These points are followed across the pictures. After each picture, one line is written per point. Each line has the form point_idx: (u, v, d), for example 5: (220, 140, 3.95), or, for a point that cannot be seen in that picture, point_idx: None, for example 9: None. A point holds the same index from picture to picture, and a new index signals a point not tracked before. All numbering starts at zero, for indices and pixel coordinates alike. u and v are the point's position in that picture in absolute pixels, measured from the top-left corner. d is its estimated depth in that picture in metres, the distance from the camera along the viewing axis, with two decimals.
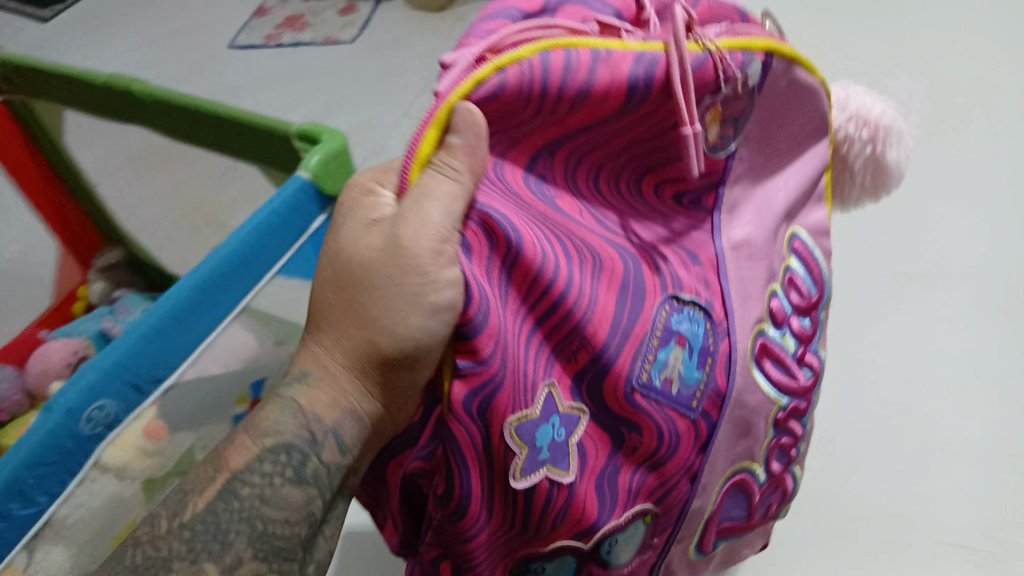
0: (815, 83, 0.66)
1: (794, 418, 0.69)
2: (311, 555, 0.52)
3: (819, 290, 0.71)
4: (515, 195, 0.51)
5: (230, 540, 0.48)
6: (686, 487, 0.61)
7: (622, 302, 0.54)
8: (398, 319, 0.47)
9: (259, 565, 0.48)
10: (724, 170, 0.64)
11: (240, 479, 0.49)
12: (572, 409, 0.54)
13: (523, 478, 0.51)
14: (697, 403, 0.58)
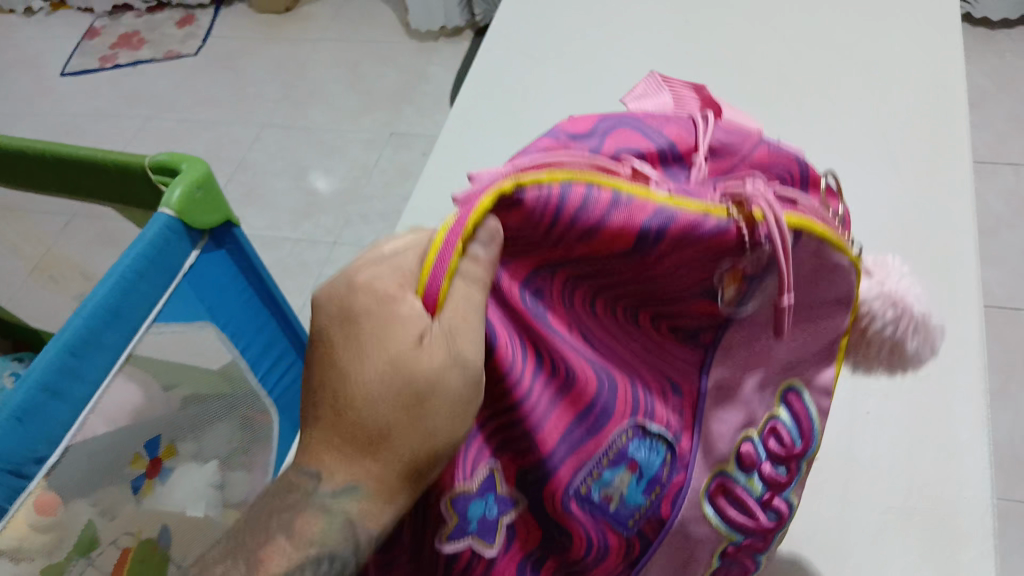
0: (855, 288, 0.40)
1: (745, 537, 0.42)
2: None
3: (807, 441, 0.43)
4: (531, 321, 0.35)
5: None
6: (612, 567, 0.40)
7: (584, 427, 0.36)
8: (400, 392, 0.30)
9: None
10: (732, 327, 0.40)
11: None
12: (510, 495, 0.37)
13: (451, 546, 0.36)
14: (635, 523, 0.39)
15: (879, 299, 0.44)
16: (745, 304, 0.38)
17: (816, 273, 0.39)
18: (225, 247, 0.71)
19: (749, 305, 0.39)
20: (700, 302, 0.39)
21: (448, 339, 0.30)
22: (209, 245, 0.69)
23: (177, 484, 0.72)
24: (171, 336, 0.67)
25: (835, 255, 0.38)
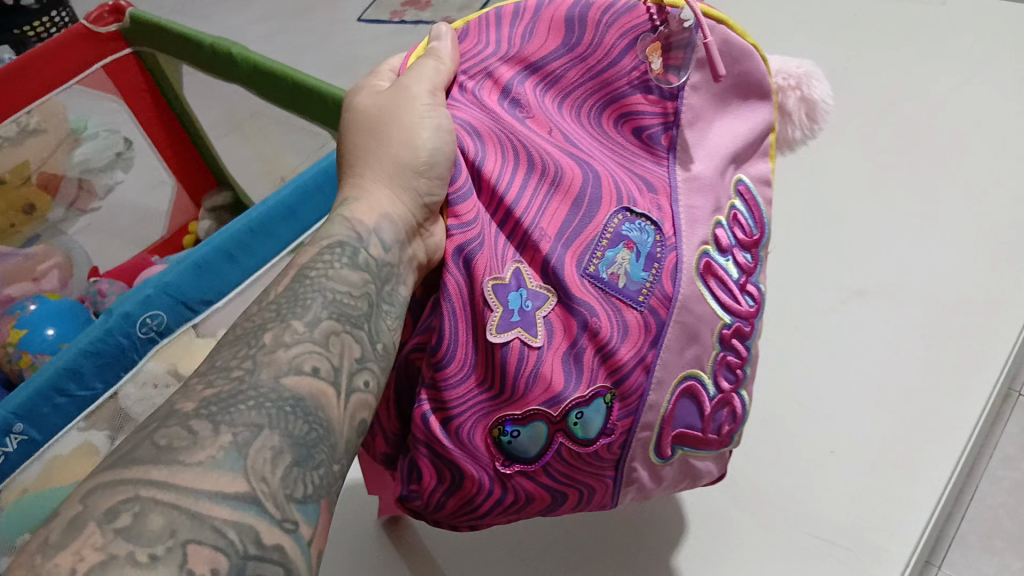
0: (766, 70, 0.45)
1: (736, 345, 0.42)
2: (352, 396, 0.32)
3: (762, 229, 0.44)
4: (491, 106, 0.41)
5: (246, 376, 0.30)
6: (642, 380, 0.39)
7: (570, 205, 0.39)
8: (401, 135, 0.38)
9: (274, 410, 0.29)
10: (680, 113, 0.43)
11: (311, 268, 0.34)
12: (542, 289, 0.39)
13: (500, 338, 0.37)
14: (647, 299, 0.39)
15: (779, 72, 0.47)
16: (683, 78, 0.43)
17: (732, 61, 0.44)
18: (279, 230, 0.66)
19: (685, 78, 0.43)
20: (641, 101, 0.43)
21: (420, 79, 0.39)
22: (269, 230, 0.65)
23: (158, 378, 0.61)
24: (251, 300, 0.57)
25: (738, 40, 0.44)
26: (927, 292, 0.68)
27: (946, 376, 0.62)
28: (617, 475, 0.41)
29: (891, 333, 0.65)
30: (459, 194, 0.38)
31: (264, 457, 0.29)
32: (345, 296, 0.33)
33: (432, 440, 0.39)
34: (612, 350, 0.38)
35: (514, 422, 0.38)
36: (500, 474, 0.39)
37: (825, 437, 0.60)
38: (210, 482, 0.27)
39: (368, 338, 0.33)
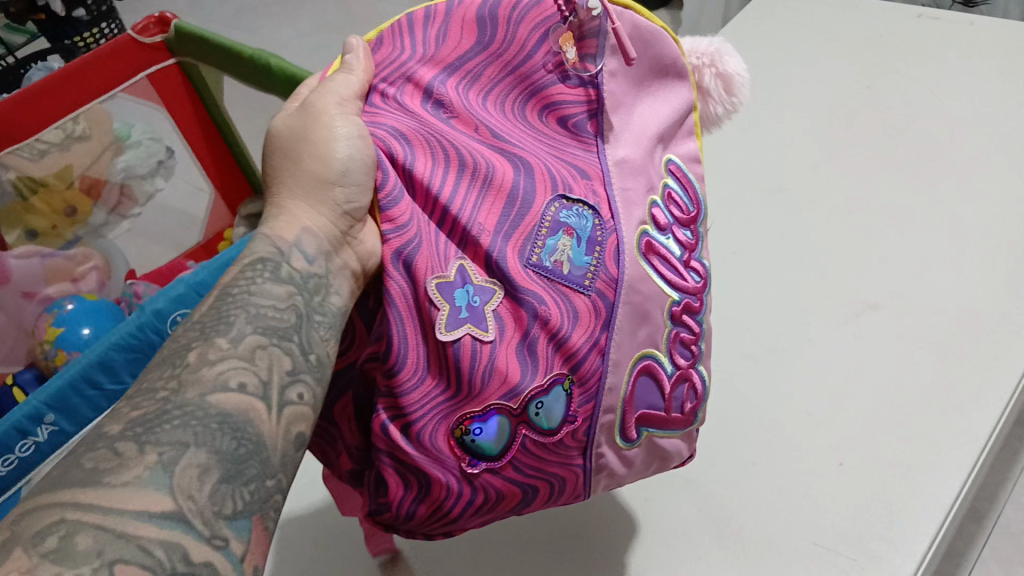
0: (676, 51, 0.48)
1: (687, 322, 0.44)
2: (282, 410, 0.32)
3: (697, 206, 0.47)
4: (414, 112, 0.40)
5: (168, 398, 0.30)
6: (598, 364, 0.40)
7: (506, 197, 0.40)
8: (316, 149, 0.38)
9: (197, 429, 0.30)
10: (603, 99, 0.44)
11: (236, 286, 0.34)
12: (488, 283, 0.39)
13: (451, 336, 0.37)
14: (592, 283, 0.40)
15: (692, 53, 0.50)
16: (599, 64, 0.45)
17: (643, 45, 0.47)
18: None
19: (601, 64, 0.45)
20: (563, 91, 0.44)
21: (328, 93, 0.39)
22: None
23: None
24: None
25: (647, 24, 0.47)
26: (936, 307, 0.66)
27: (952, 388, 0.60)
28: (585, 463, 0.42)
29: (900, 347, 0.63)
30: (394, 200, 0.38)
31: (190, 475, 0.29)
32: (269, 311, 0.33)
33: (393, 448, 0.38)
34: (565, 337, 0.39)
35: (479, 418, 0.38)
36: (467, 473, 0.39)
37: (833, 448, 0.58)
38: (136, 500, 0.28)
39: (300, 348, 0.34)
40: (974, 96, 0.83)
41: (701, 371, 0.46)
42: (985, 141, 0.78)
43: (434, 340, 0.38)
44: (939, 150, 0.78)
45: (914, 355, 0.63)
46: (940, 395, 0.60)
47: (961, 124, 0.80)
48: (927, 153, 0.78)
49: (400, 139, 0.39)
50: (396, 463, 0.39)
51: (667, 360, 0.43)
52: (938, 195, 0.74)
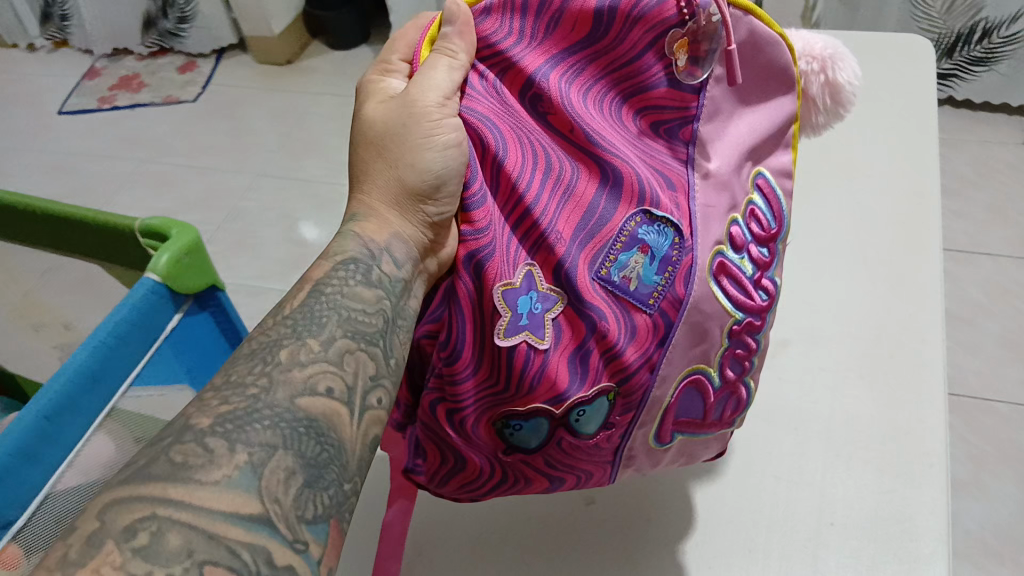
0: (790, 58, 0.44)
1: (745, 338, 0.41)
2: (361, 416, 0.33)
3: (780, 224, 0.43)
4: (507, 102, 0.40)
5: (257, 397, 0.31)
6: (646, 378, 0.39)
7: (585, 207, 0.39)
8: (410, 155, 0.39)
9: (286, 430, 0.30)
10: (699, 110, 0.41)
11: (325, 288, 0.36)
12: (553, 291, 0.38)
13: (508, 342, 0.37)
14: (656, 302, 0.39)
15: (803, 55, 0.46)
16: (706, 72, 0.41)
17: (755, 50, 0.43)
18: (211, 310, 0.53)
19: (708, 72, 0.41)
20: (661, 94, 0.41)
21: (429, 89, 0.38)
22: (192, 310, 0.51)
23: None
24: (147, 402, 0.50)
25: (764, 29, 0.42)
26: (847, 329, 0.58)
27: (898, 411, 0.53)
28: (614, 460, 0.42)
29: (830, 381, 0.56)
30: (477, 197, 0.38)
31: (276, 476, 0.29)
32: (359, 317, 0.35)
33: (435, 426, 0.40)
34: (618, 351, 0.38)
35: (522, 418, 0.39)
36: (502, 455, 0.40)
37: (818, 509, 0.50)
38: (226, 501, 0.28)
39: (382, 355, 0.35)
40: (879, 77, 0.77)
41: (749, 383, 0.43)
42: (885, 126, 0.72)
43: (490, 347, 0.38)
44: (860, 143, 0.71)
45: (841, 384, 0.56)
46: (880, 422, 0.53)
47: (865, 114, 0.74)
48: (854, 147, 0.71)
49: (495, 131, 0.38)
50: (432, 437, 0.41)
51: (716, 373, 0.41)
52: (877, 187, 0.67)
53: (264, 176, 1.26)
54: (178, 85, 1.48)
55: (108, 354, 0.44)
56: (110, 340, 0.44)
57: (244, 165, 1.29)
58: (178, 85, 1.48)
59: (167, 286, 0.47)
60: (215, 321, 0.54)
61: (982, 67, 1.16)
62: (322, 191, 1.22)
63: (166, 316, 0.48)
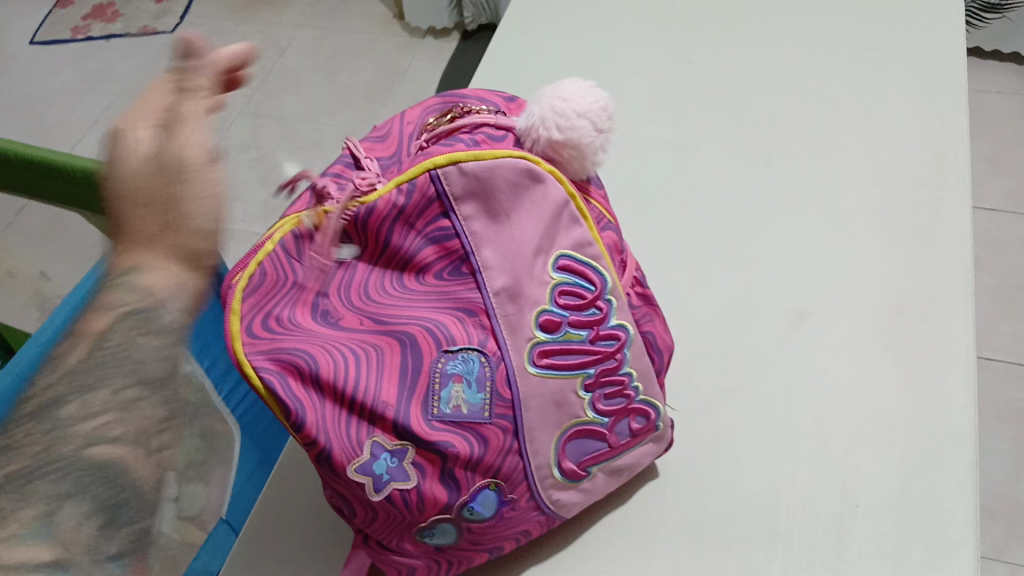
0: (523, 160, 0.41)
1: (604, 382, 0.45)
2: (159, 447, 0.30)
3: (602, 280, 0.44)
4: (297, 319, 0.41)
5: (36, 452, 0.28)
6: (517, 461, 0.43)
7: (391, 372, 0.40)
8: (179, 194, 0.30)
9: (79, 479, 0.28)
10: (467, 245, 0.41)
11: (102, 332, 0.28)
12: (400, 444, 0.41)
13: (380, 493, 0.41)
14: (490, 411, 0.42)
15: (557, 135, 0.42)
16: (455, 219, 0.41)
17: (484, 184, 0.40)
18: None
19: (458, 217, 0.41)
20: (428, 254, 0.42)
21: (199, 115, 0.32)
22: None
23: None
24: None
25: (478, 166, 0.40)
26: (837, 327, 0.57)
27: (860, 420, 0.52)
28: (542, 513, 0.46)
29: (815, 374, 0.55)
30: (302, 416, 0.39)
31: (72, 519, 0.28)
32: (147, 362, 0.29)
33: (375, 556, 0.45)
34: (478, 458, 0.42)
35: (430, 529, 0.43)
36: (423, 558, 0.45)
37: (759, 522, 0.49)
38: (39, 548, 0.28)
39: (172, 394, 0.30)
40: (885, 40, 0.76)
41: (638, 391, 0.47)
42: (880, 103, 0.71)
43: (373, 502, 0.41)
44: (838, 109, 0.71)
45: (823, 365, 0.55)
46: (849, 423, 0.52)
47: (872, 80, 0.73)
48: (827, 117, 0.71)
49: (285, 361, 0.39)
50: (370, 553, 0.45)
51: (591, 416, 0.45)
52: (856, 169, 0.66)
53: (240, 117, 1.53)
54: (151, 17, 1.73)
55: (61, 314, 0.58)
56: (64, 302, 0.59)
57: (218, 104, 1.56)
58: (147, 15, 1.72)
59: None
60: None
61: (994, 13, 1.24)
62: (302, 132, 1.49)
63: None
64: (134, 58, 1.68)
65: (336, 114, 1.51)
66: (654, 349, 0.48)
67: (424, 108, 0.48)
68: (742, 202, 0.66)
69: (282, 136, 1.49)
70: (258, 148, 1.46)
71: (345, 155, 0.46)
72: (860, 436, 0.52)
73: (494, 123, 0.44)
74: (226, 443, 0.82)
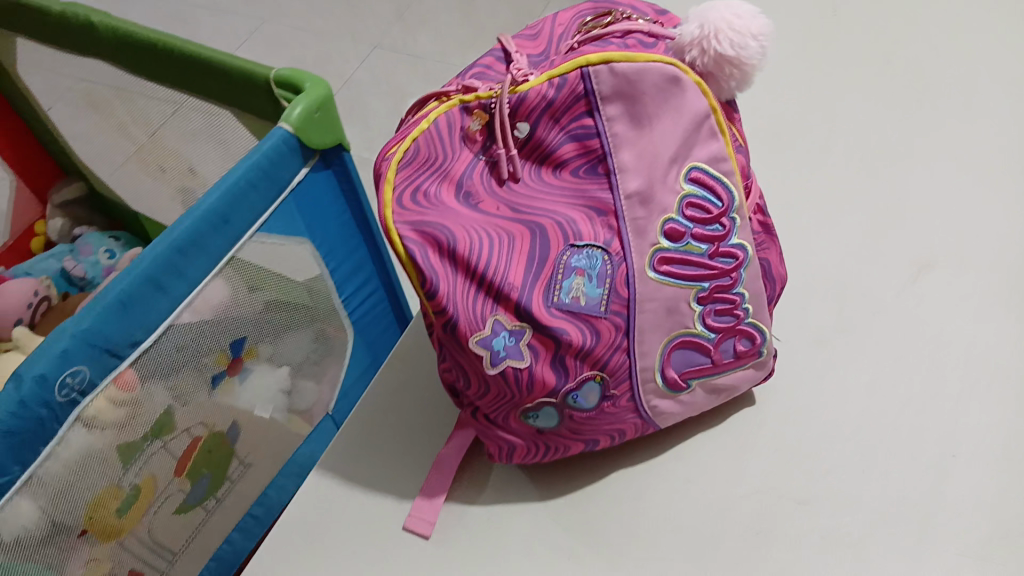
0: (672, 67, 0.42)
1: (717, 300, 0.46)
2: None
3: (729, 198, 0.45)
4: (442, 195, 0.45)
5: None
6: (624, 359, 0.46)
7: (523, 255, 0.44)
8: None
9: None
10: (604, 147, 0.44)
11: None
12: (519, 326, 0.44)
13: (495, 369, 0.44)
14: (607, 307, 0.44)
15: (711, 51, 0.43)
16: (597, 119, 0.43)
17: (631, 87, 0.42)
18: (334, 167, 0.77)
19: (600, 117, 0.43)
20: (568, 150, 0.45)
21: None
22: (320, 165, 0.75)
23: (252, 386, 0.76)
24: (274, 244, 0.72)
25: (629, 66, 0.42)
26: (967, 287, 0.57)
27: (973, 367, 0.54)
28: (639, 416, 0.49)
29: (931, 325, 0.56)
30: (435, 286, 0.43)
31: None
32: None
33: (482, 426, 0.50)
34: (590, 351, 0.45)
35: (534, 410, 0.47)
36: (524, 438, 0.49)
37: (857, 453, 0.52)
38: None
39: None
40: None
41: (749, 312, 0.48)
42: None
43: (486, 375, 0.45)
44: (990, 75, 0.69)
45: (942, 319, 0.56)
46: (961, 373, 0.54)
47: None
48: (979, 80, 0.69)
49: (428, 233, 0.43)
50: (478, 423, 0.50)
51: (702, 330, 0.47)
52: (1003, 133, 0.65)
53: (377, 48, 1.59)
54: None
55: (237, 195, 0.65)
56: (241, 183, 0.65)
57: (360, 36, 1.63)
58: None
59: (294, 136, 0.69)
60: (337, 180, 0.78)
61: None
62: (429, 67, 1.53)
63: (292, 168, 0.71)
64: None
65: (467, 52, 1.55)
66: (768, 276, 0.49)
67: (576, 12, 0.49)
68: (882, 153, 0.66)
69: (410, 69, 1.54)
70: (393, 81, 1.52)
71: (497, 49, 0.49)
72: (970, 387, 0.53)
73: (646, 30, 0.46)
74: (340, 349, 0.87)
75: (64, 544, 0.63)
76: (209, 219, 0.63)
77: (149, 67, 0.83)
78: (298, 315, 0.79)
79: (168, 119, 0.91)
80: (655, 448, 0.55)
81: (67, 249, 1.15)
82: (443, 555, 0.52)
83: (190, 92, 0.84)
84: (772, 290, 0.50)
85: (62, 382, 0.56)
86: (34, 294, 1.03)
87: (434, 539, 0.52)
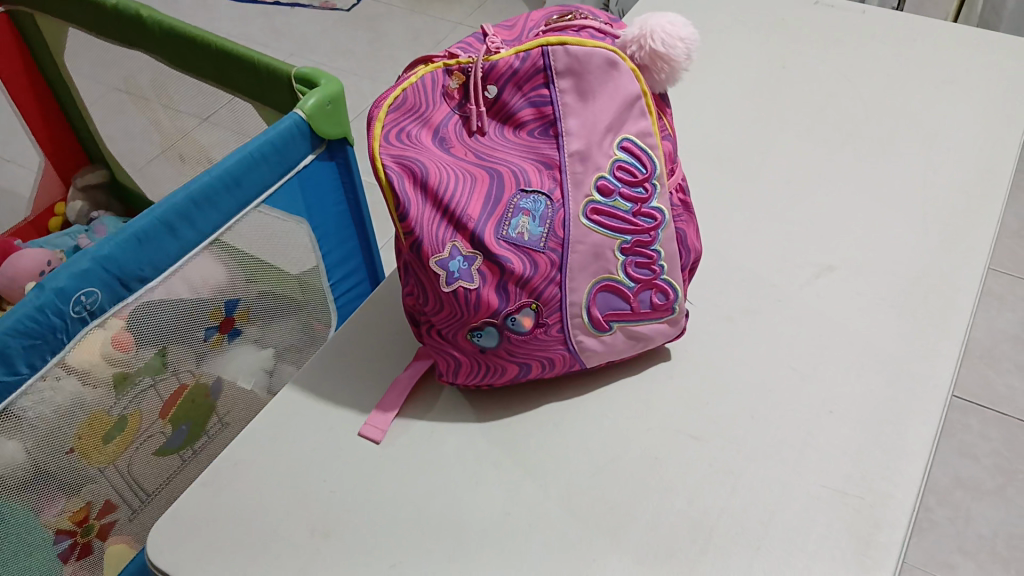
0: (613, 54, 0.54)
1: (637, 253, 0.56)
2: None
3: (651, 168, 0.56)
4: (421, 139, 0.55)
5: None
6: (556, 292, 0.55)
7: (481, 193, 0.53)
8: None
9: None
10: (556, 114, 0.55)
11: None
12: (472, 253, 0.53)
13: (449, 287, 0.53)
14: (546, 243, 0.54)
15: (647, 47, 0.55)
16: (551, 89, 0.55)
17: (580, 66, 0.54)
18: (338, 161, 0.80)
19: (554, 88, 0.54)
20: (527, 114, 0.56)
21: None
22: (325, 157, 0.79)
23: (240, 349, 0.79)
24: (274, 219, 0.76)
25: (579, 49, 0.54)
26: (861, 287, 0.67)
27: (856, 348, 0.63)
28: (566, 349, 0.57)
29: (828, 314, 0.65)
30: (407, 209, 0.52)
31: None
32: None
33: (434, 342, 0.58)
34: (528, 279, 0.54)
35: (479, 329, 0.55)
36: (467, 355, 0.58)
37: (749, 407, 0.60)
38: None
39: None
40: (957, 78, 0.86)
41: (665, 270, 0.57)
42: (940, 126, 0.80)
43: (440, 293, 0.54)
44: (904, 125, 0.81)
45: (838, 309, 0.66)
46: (845, 353, 0.63)
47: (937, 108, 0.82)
48: (894, 129, 0.80)
49: (406, 165, 0.52)
50: (431, 340, 0.59)
51: (624, 279, 0.56)
52: (909, 171, 0.76)
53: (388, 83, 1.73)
54: None
55: (252, 163, 0.70)
56: (259, 153, 0.70)
57: (375, 73, 1.77)
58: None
59: (306, 124, 0.74)
60: (338, 175, 0.81)
61: None
62: None
63: (302, 151, 0.75)
64: (315, 26, 1.94)
65: None
66: (683, 244, 0.59)
67: (545, 13, 0.61)
68: (806, 180, 0.76)
69: None
70: None
71: (477, 35, 0.60)
72: (853, 363, 0.62)
73: (597, 27, 0.57)
74: (321, 335, 0.90)
75: (55, 471, 0.66)
76: (225, 179, 0.68)
77: (177, 56, 0.90)
78: (288, 290, 0.82)
79: (196, 120, 1.02)
80: (581, 391, 0.63)
81: (82, 228, 1.24)
82: (389, 457, 0.60)
83: (220, 85, 0.90)
84: (686, 258, 0.60)
85: (76, 299, 0.59)
86: (47, 263, 1.11)
87: (383, 444, 0.61)
